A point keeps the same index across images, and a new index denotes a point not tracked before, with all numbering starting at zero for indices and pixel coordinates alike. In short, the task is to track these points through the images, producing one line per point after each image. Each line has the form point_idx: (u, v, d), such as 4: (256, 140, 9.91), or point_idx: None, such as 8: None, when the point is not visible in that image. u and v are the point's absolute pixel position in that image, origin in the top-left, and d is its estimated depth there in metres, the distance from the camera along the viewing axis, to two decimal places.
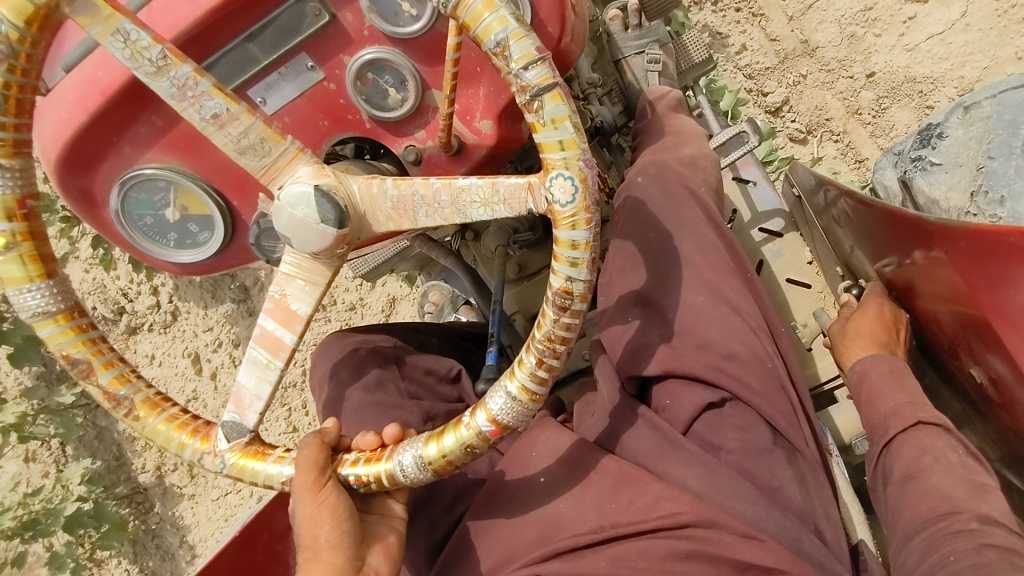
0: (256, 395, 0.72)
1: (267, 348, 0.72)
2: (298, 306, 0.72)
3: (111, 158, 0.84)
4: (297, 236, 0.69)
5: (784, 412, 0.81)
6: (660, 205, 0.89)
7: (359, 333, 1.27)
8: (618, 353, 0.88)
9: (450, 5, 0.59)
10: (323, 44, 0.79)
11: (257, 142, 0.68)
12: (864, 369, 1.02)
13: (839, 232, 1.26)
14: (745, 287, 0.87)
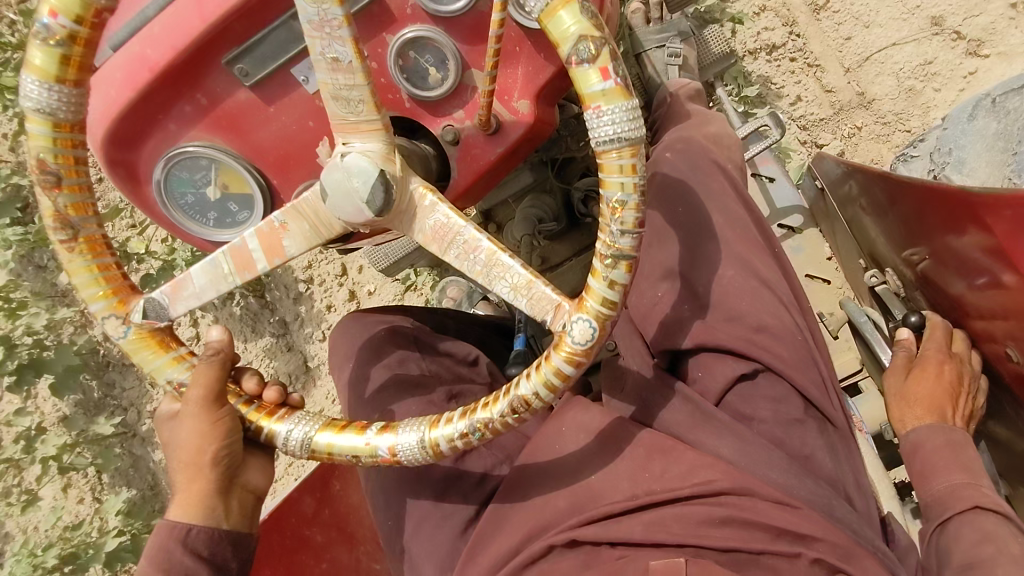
0: (199, 295, 0.76)
1: (236, 262, 0.75)
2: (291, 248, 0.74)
3: (157, 135, 0.87)
4: (334, 197, 0.70)
5: (815, 382, 0.83)
6: (689, 180, 0.91)
7: (378, 314, 1.28)
8: (650, 326, 0.89)
9: (601, 145, 0.63)
10: (368, 22, 0.83)
11: (355, 98, 0.69)
12: (919, 440, 1.03)
13: (864, 220, 1.28)
14: (774, 263, 0.88)
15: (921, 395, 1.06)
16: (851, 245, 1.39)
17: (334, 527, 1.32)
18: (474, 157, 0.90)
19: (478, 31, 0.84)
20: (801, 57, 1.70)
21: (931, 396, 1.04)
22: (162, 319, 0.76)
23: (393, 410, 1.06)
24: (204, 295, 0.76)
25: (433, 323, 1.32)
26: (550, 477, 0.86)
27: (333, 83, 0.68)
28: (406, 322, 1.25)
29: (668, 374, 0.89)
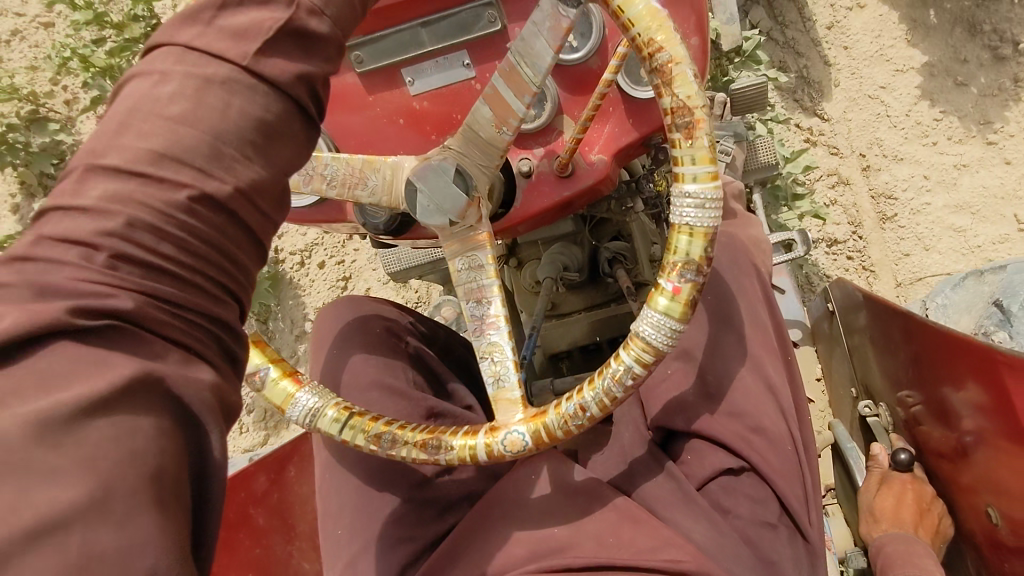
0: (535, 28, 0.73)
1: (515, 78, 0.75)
2: (483, 109, 0.77)
3: None
4: (442, 183, 0.75)
5: (797, 494, 0.86)
6: (724, 274, 0.95)
7: (378, 301, 1.28)
8: (656, 410, 0.93)
9: (502, 438, 0.72)
10: (487, 48, 0.88)
11: (465, 276, 0.79)
12: (881, 543, 1.08)
13: (869, 355, 1.34)
14: (784, 371, 0.93)
15: (886, 511, 1.12)
16: (848, 373, 1.47)
17: (277, 514, 1.31)
18: (540, 194, 0.95)
19: (577, 82, 0.90)
20: (859, 259, 1.92)
21: (894, 513, 1.10)
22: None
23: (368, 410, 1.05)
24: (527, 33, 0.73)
25: (426, 327, 1.32)
26: (513, 512, 0.88)
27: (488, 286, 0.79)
28: (399, 321, 1.26)
29: (658, 449, 0.92)
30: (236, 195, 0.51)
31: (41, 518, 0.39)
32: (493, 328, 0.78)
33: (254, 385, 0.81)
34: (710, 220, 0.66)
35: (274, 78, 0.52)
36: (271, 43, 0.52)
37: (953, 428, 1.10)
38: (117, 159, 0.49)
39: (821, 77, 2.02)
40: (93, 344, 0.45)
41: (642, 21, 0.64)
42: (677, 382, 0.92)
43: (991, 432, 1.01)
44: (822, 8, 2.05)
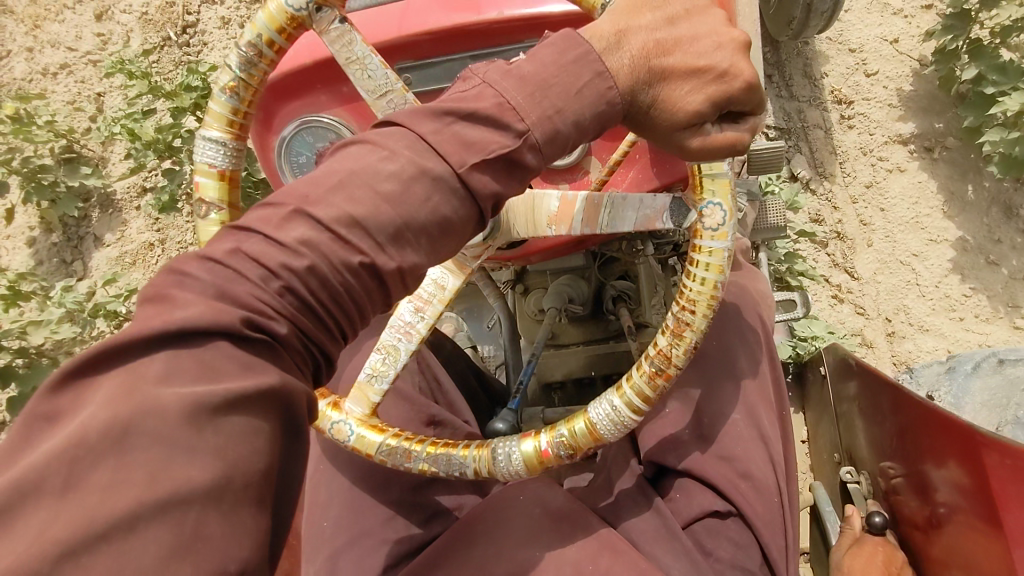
0: (641, 203, 0.85)
1: (590, 218, 0.86)
2: (554, 204, 0.87)
3: (305, 99, 0.96)
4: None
5: (777, 544, 0.89)
6: (724, 319, 1.00)
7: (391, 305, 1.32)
8: (650, 444, 0.95)
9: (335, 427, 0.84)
10: None
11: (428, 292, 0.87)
12: None
13: (857, 421, 1.38)
14: (776, 422, 0.97)
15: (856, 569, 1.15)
16: (832, 439, 1.51)
17: None
18: None
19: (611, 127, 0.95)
20: None
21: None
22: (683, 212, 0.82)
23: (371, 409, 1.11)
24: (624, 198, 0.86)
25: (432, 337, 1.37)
26: (497, 532, 0.90)
27: (427, 297, 0.87)
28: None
29: (646, 483, 0.96)
30: (397, 273, 0.59)
31: (173, 492, 0.44)
32: (408, 337, 0.86)
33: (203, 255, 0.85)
34: (609, 434, 0.80)
35: (477, 189, 0.60)
36: (488, 161, 0.60)
37: (932, 505, 1.13)
38: (324, 210, 0.55)
39: (853, 233, 2.02)
40: (248, 352, 0.51)
41: (704, 272, 0.77)
42: (672, 420, 0.94)
43: (962, 507, 1.05)
44: (863, 165, 2.06)
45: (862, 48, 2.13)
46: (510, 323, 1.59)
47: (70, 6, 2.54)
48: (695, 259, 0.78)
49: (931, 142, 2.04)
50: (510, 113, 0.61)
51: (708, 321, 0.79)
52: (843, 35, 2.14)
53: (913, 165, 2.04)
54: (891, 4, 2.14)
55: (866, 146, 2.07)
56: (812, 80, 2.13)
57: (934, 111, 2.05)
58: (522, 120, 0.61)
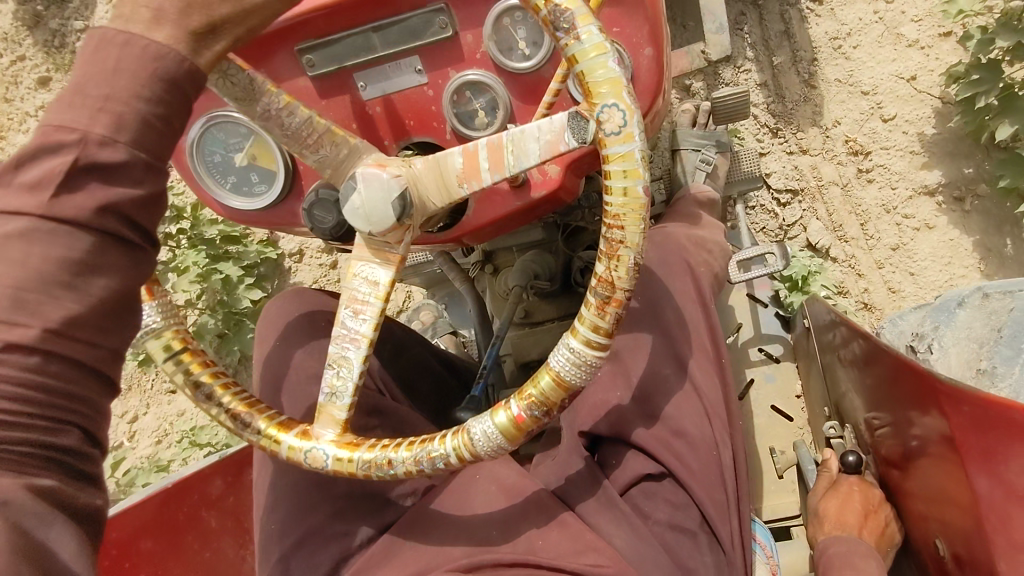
0: (539, 130, 0.71)
1: (495, 160, 0.74)
2: (456, 158, 0.75)
3: (208, 95, 0.93)
4: (382, 198, 0.74)
5: (714, 500, 0.88)
6: (657, 272, 0.97)
7: (323, 294, 1.28)
8: (590, 414, 0.93)
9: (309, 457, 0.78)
10: (437, 52, 0.86)
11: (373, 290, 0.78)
12: (827, 546, 1.05)
13: (839, 372, 1.32)
14: (716, 376, 0.94)
15: (831, 513, 1.10)
16: (822, 392, 1.48)
17: (232, 516, 1.38)
18: (493, 202, 0.97)
19: (530, 89, 0.87)
20: None
21: (838, 515, 1.08)
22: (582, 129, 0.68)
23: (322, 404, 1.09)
24: (528, 135, 0.72)
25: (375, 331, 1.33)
26: (453, 519, 0.90)
27: (364, 301, 0.78)
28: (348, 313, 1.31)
29: (594, 464, 0.94)
30: (43, 336, 0.52)
31: None
32: (353, 345, 0.78)
33: (144, 338, 0.81)
34: (577, 377, 0.73)
35: (74, 218, 0.52)
36: (71, 187, 0.52)
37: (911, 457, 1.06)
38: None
39: (882, 304, 1.79)
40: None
41: (619, 192, 0.67)
42: (605, 385, 0.94)
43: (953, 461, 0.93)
44: (886, 226, 1.81)
45: (875, 90, 1.83)
46: (479, 306, 1.58)
47: (32, 116, 2.54)
48: (608, 181, 0.67)
49: (961, 190, 1.77)
50: (59, 133, 0.52)
51: (643, 233, 0.68)
52: (854, 76, 1.84)
53: (941, 219, 1.78)
54: (904, 34, 1.81)
55: (888, 203, 1.81)
56: (822, 130, 1.86)
57: (961, 154, 1.78)
58: (75, 130, 0.52)
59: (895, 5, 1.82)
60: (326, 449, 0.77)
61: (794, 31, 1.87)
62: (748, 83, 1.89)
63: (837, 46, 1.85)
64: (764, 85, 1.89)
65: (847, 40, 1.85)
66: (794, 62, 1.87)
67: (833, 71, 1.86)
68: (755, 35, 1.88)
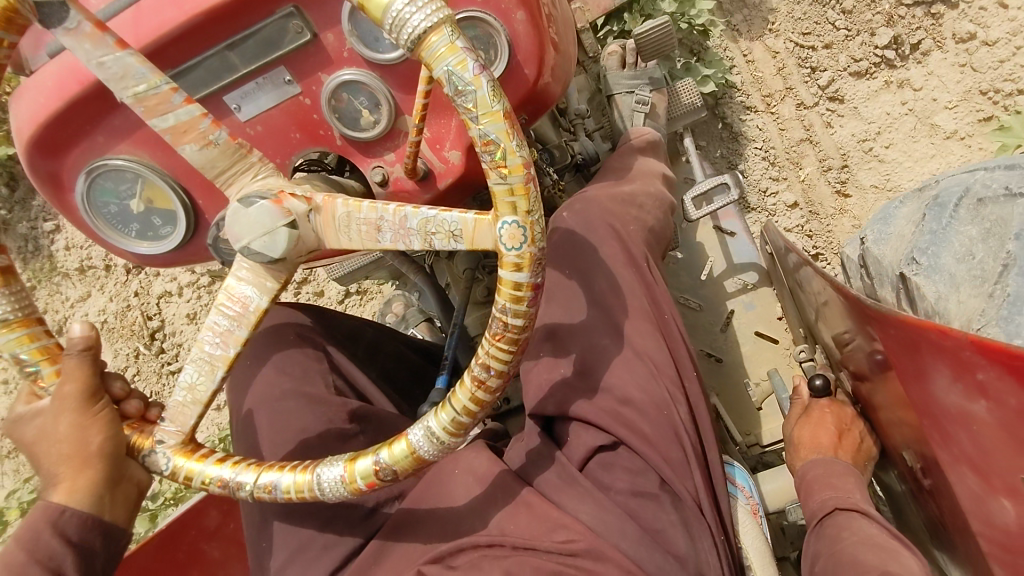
0: (89, 61, 0.69)
1: (148, 106, 0.72)
2: (188, 148, 0.74)
3: (84, 144, 0.89)
4: (246, 214, 0.73)
5: (670, 461, 0.82)
6: (582, 240, 0.91)
7: (283, 306, 1.22)
8: (536, 398, 0.89)
9: (509, 248, 0.66)
10: (304, 60, 0.84)
11: (353, 229, 0.73)
12: (805, 471, 1.03)
13: (804, 296, 1.30)
14: (658, 334, 0.88)
15: (806, 439, 1.07)
16: (795, 314, 1.48)
17: (233, 543, 1.32)
18: (402, 200, 0.94)
19: (408, 83, 0.85)
20: None
21: (813, 440, 1.06)
22: (43, 21, 0.67)
23: (281, 421, 1.04)
24: (95, 68, 0.70)
25: (343, 332, 1.24)
26: (428, 518, 0.88)
27: (371, 216, 0.71)
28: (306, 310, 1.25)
29: (550, 438, 0.90)
30: None
31: None
32: (410, 234, 0.70)
33: (190, 481, 0.76)
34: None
35: None
36: None
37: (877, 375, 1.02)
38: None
39: None
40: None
41: None
42: (548, 366, 0.89)
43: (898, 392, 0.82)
44: None
45: None
46: (438, 292, 1.56)
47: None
48: None
49: None
50: None
51: None
52: (892, 181, 1.63)
53: None
54: (940, 124, 1.61)
55: None
56: None
57: None
58: None
59: (924, 94, 1.62)
60: (507, 219, 0.65)
61: (816, 138, 1.69)
62: (778, 206, 1.71)
63: (868, 148, 1.65)
64: (796, 206, 1.70)
65: (876, 140, 1.65)
66: (822, 171, 1.68)
67: (867, 176, 1.65)
68: (770, 152, 1.72)
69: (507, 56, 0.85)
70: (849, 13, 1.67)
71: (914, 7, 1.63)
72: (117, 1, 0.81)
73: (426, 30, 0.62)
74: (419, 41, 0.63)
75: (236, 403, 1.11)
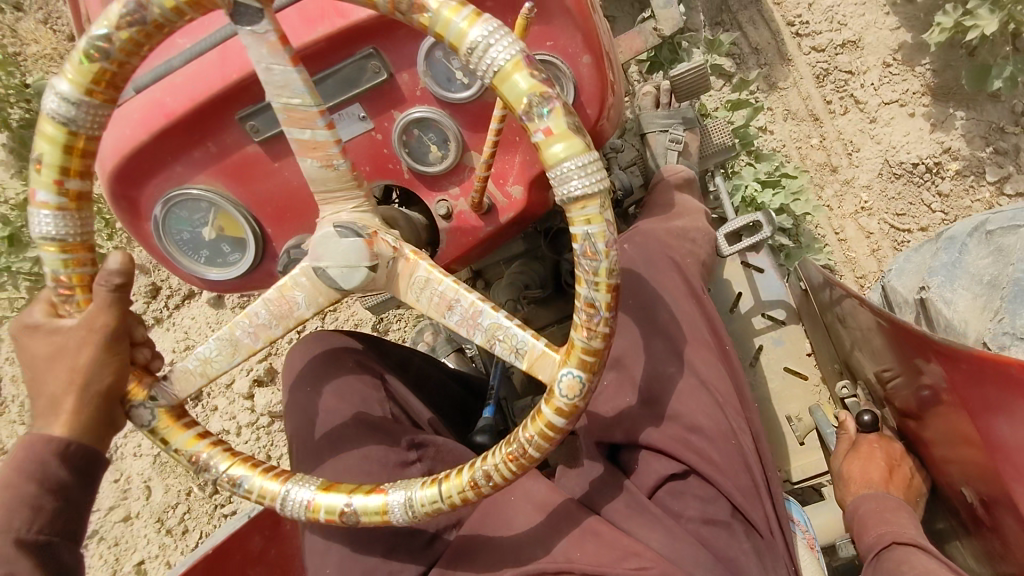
0: (260, 63, 0.70)
1: (295, 122, 0.72)
2: (306, 163, 0.75)
3: (163, 174, 0.93)
4: (340, 242, 0.74)
5: (740, 487, 0.84)
6: (643, 272, 0.92)
7: (339, 332, 1.25)
8: (598, 428, 0.90)
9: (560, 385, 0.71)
10: (379, 97, 0.88)
11: (430, 293, 0.76)
12: (857, 504, 1.04)
13: (842, 331, 1.29)
14: (722, 365, 0.90)
15: (855, 474, 1.08)
16: (829, 352, 1.53)
17: (278, 567, 1.34)
18: (465, 232, 0.96)
19: (477, 120, 0.88)
20: None
21: (862, 475, 1.06)
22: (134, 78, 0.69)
23: (341, 447, 1.07)
24: (262, 71, 0.70)
25: (394, 360, 1.28)
26: (489, 548, 0.88)
27: (449, 292, 0.76)
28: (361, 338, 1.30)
29: (614, 467, 0.91)
30: None
31: None
32: (478, 323, 0.75)
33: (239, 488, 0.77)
34: (558, 103, 0.64)
35: None
36: None
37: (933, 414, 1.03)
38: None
39: None
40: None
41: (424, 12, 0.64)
42: (613, 394, 0.89)
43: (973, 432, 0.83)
44: None
45: None
46: (476, 322, 1.58)
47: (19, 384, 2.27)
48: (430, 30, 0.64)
49: None
50: None
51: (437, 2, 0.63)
52: None
53: None
54: None
55: None
56: None
57: None
58: None
59: None
60: (571, 370, 0.71)
61: None
62: None
63: None
64: None
65: None
66: None
67: None
68: None
69: (572, 95, 0.89)
70: (945, 196, 1.81)
71: (1014, 198, 1.76)
72: (203, 45, 0.87)
73: (556, 137, 0.64)
74: (498, 73, 0.64)
75: (292, 431, 1.14)
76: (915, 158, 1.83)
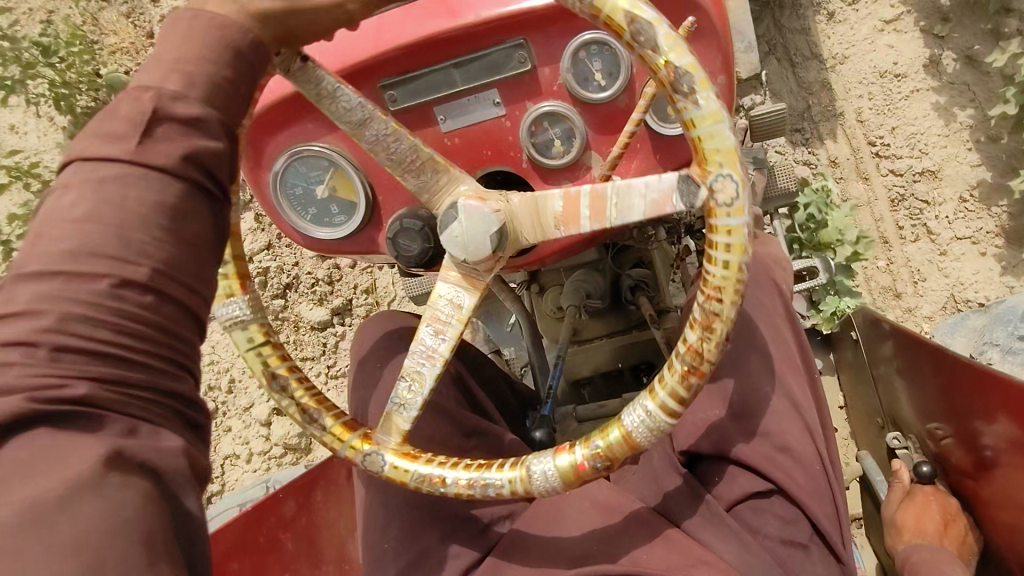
0: (646, 187, 0.72)
1: (597, 213, 0.75)
2: (557, 203, 0.78)
3: (293, 129, 0.96)
4: (482, 229, 0.79)
5: (828, 515, 0.86)
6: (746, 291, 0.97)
7: (409, 316, 1.28)
8: (684, 435, 0.93)
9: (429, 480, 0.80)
10: (516, 86, 0.92)
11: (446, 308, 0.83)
12: (910, 552, 1.05)
13: (896, 382, 1.30)
14: (809, 389, 0.95)
15: (909, 522, 1.11)
16: (875, 404, 1.45)
17: (306, 537, 1.32)
18: None
19: (604, 121, 0.92)
20: None
21: (917, 524, 1.09)
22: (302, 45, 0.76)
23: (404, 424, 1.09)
24: (646, 183, 0.72)
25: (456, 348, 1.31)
26: (551, 540, 0.90)
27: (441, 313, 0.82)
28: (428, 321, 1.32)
29: (695, 481, 0.91)
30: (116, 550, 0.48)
31: None
32: (431, 361, 0.82)
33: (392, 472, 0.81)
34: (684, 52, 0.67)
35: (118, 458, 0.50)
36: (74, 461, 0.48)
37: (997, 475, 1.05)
38: (78, 255, 0.54)
39: None
40: (71, 432, 0.51)
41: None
42: (703, 405, 0.93)
43: None
44: None
45: None
46: (530, 325, 1.49)
47: None
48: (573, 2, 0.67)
49: None
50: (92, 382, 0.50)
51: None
52: None
53: None
54: None
55: None
56: None
57: None
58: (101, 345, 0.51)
59: None
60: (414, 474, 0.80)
61: None
62: None
63: None
64: None
65: None
66: None
67: None
68: None
69: None
70: None
71: None
72: None
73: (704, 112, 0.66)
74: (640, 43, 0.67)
75: (355, 404, 1.16)
76: (982, 297, 1.85)
